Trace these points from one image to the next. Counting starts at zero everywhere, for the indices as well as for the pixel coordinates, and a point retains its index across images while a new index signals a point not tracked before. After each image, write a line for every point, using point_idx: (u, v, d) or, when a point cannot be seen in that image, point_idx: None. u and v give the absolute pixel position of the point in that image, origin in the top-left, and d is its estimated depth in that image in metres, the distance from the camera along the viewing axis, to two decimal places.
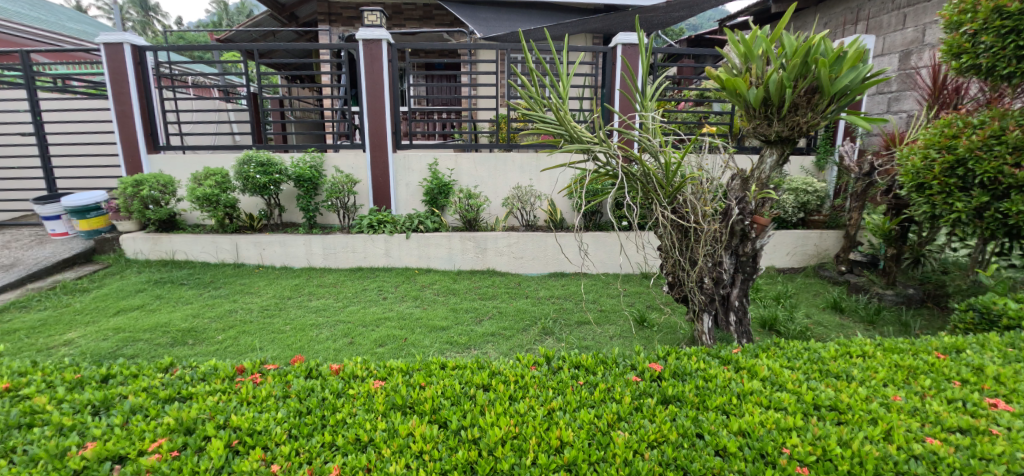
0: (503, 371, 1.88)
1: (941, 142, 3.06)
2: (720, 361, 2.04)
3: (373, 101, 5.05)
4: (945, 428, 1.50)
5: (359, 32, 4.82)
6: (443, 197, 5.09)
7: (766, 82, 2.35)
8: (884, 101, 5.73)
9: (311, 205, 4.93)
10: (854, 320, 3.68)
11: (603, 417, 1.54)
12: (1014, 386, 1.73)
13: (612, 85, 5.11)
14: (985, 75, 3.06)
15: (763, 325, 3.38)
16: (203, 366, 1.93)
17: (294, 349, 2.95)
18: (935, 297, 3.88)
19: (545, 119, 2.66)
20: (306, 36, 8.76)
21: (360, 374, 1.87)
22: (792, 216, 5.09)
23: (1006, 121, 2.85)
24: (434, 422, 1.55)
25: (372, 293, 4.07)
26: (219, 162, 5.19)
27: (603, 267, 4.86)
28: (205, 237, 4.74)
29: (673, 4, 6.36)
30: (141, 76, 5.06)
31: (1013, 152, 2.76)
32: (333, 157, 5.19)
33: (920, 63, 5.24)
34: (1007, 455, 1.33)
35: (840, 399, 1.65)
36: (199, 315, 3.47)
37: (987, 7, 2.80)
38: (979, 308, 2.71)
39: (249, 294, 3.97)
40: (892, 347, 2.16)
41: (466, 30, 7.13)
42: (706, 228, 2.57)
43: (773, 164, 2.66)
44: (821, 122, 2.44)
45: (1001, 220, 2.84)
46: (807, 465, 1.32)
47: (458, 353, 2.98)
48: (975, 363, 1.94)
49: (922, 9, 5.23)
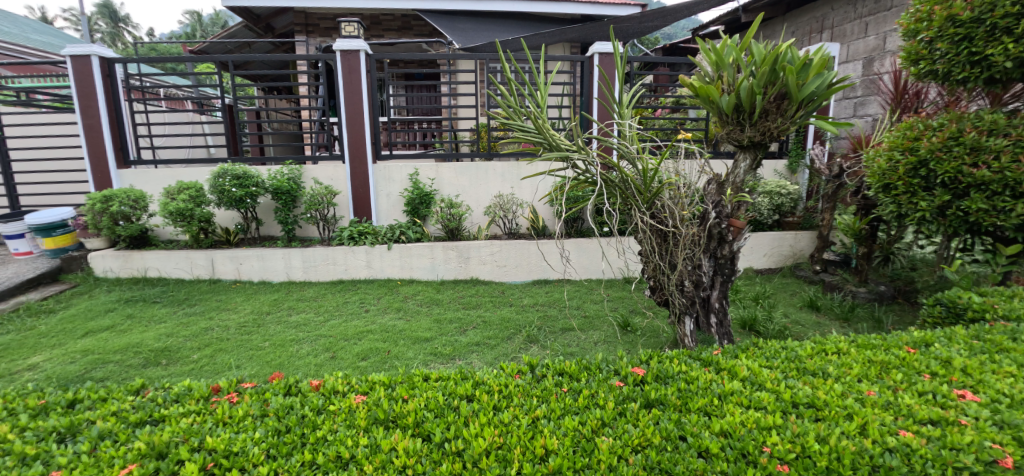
0: (487, 381, 1.87)
1: (904, 144, 3.19)
2: (701, 363, 2.07)
3: (352, 112, 5.01)
4: (917, 421, 1.54)
5: (336, 42, 4.80)
6: (425, 207, 5.05)
7: (737, 89, 2.41)
8: (851, 106, 5.96)
9: (290, 217, 4.85)
10: (830, 317, 3.78)
11: (587, 423, 1.54)
12: (980, 377, 1.80)
13: (591, 93, 5.23)
14: (942, 81, 3.19)
15: (743, 326, 3.45)
16: (177, 387, 1.86)
17: (273, 366, 2.89)
18: (906, 293, 4.02)
19: (524, 128, 2.68)
20: (284, 47, 8.69)
21: (342, 389, 1.83)
22: (768, 219, 5.21)
23: (963, 123, 2.98)
24: (417, 435, 1.52)
25: (355, 306, 4.02)
26: (194, 175, 5.07)
27: (586, 273, 4.92)
28: (179, 253, 4.61)
29: (648, 13, 6.46)
30: (111, 89, 4.94)
31: (971, 152, 2.88)
32: (312, 169, 5.13)
33: (882, 69, 5.47)
34: (976, 444, 1.38)
35: (817, 396, 1.68)
36: (174, 334, 3.36)
37: (941, 15, 2.95)
38: (946, 303, 2.82)
39: (225, 310, 3.87)
40: (866, 343, 2.22)
41: (444, 41, 7.20)
42: (684, 232, 2.64)
43: (747, 167, 2.71)
44: (791, 127, 2.52)
45: (963, 218, 2.96)
46: (787, 463, 1.35)
47: (443, 364, 2.96)
48: (944, 355, 2.00)
49: (882, 17, 5.46)
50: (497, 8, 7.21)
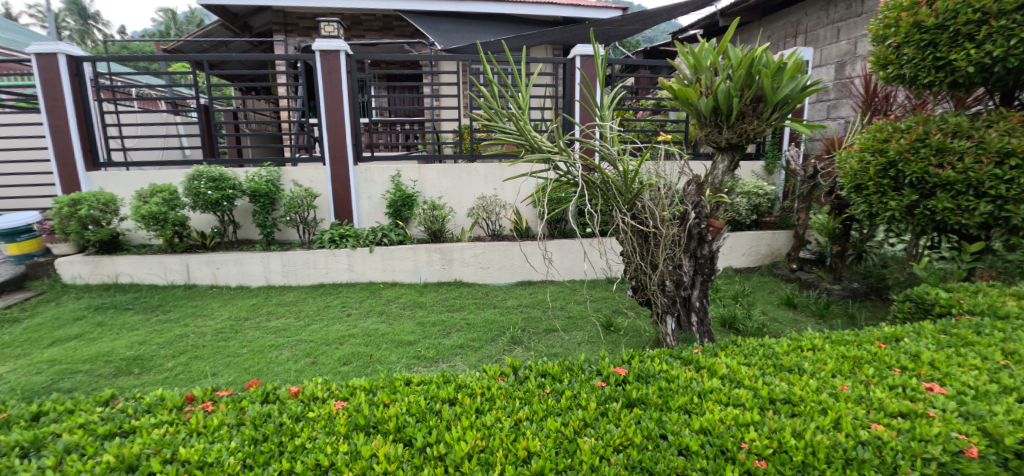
0: (469, 383, 1.87)
1: (874, 146, 3.29)
2: (681, 361, 2.10)
3: (332, 113, 4.95)
4: (888, 414, 1.59)
5: (316, 42, 4.73)
6: (407, 209, 5.01)
7: (714, 91, 2.46)
8: (824, 109, 6.13)
9: (268, 221, 4.76)
10: (806, 314, 3.88)
11: (569, 424, 1.54)
12: (947, 370, 1.86)
13: (573, 95, 5.27)
14: (909, 84, 3.30)
15: (723, 324, 3.52)
16: (149, 397, 1.81)
17: (251, 373, 2.83)
18: (878, 290, 4.15)
19: (506, 130, 2.68)
20: (261, 47, 8.53)
21: (321, 395, 1.80)
22: (746, 219, 5.32)
23: (929, 125, 3.09)
24: (399, 441, 1.50)
25: (336, 310, 3.96)
26: (167, 178, 4.94)
27: (569, 274, 4.95)
28: (152, 258, 4.49)
29: (628, 16, 6.54)
30: (79, 88, 4.78)
31: (937, 154, 2.99)
32: (291, 171, 5.03)
33: (854, 73, 5.63)
34: (942, 435, 1.43)
35: (793, 392, 1.72)
36: (147, 341, 3.27)
37: (907, 22, 3.06)
38: (915, 299, 2.91)
39: (201, 316, 3.78)
40: (839, 339, 2.28)
41: (425, 42, 7.16)
42: (664, 232, 2.68)
43: (725, 169, 2.77)
44: (767, 129, 2.57)
45: (930, 217, 3.06)
46: (764, 458, 1.38)
47: (427, 367, 2.94)
48: (913, 350, 2.07)
49: (853, 23, 5.63)
50: (479, 10, 7.21)
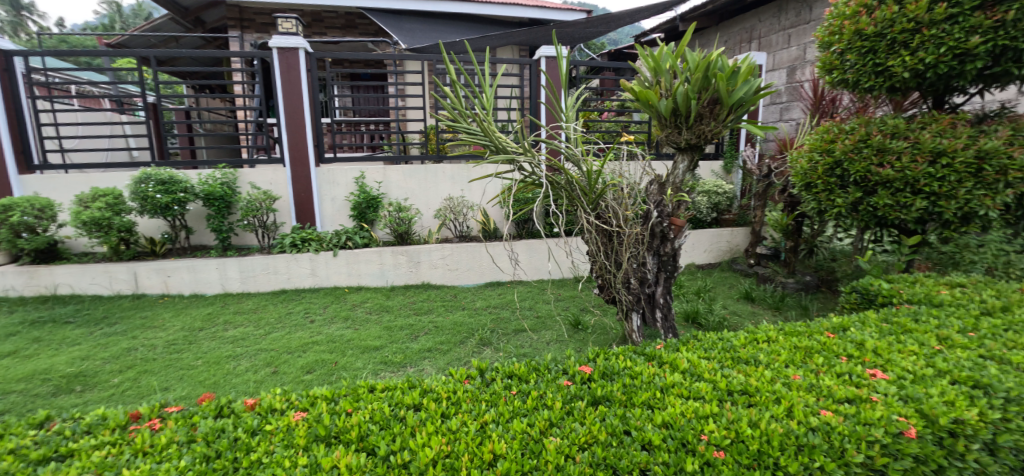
0: (435, 388, 1.85)
1: (822, 146, 3.48)
2: (645, 357, 2.14)
3: (292, 113, 4.80)
4: (836, 400, 1.68)
5: (273, 39, 4.56)
6: (372, 211, 4.91)
7: (674, 94, 2.53)
8: (777, 111, 6.41)
9: (224, 225, 4.56)
10: (763, 307, 4.04)
11: (535, 425, 1.55)
12: (888, 357, 1.98)
13: (538, 97, 5.30)
14: (852, 88, 3.49)
15: (686, 319, 3.63)
16: (89, 417, 1.70)
17: (206, 386, 2.71)
18: (828, 282, 4.38)
19: (470, 130, 2.67)
20: (215, 43, 8.18)
21: (279, 407, 1.74)
22: (707, 216, 5.49)
23: (870, 127, 3.28)
24: (361, 450, 1.47)
25: (299, 317, 3.83)
26: (111, 181, 4.67)
27: (537, 274, 4.99)
28: (95, 267, 4.22)
29: (591, 19, 6.64)
30: (10, 84, 4.46)
31: (878, 153, 3.17)
32: (248, 173, 4.84)
33: (804, 77, 5.92)
34: (885, 419, 1.52)
35: (750, 383, 1.79)
36: (90, 356, 3.07)
37: (850, 30, 3.24)
38: (860, 290, 3.08)
39: (151, 328, 3.57)
40: (792, 330, 2.39)
41: (389, 41, 7.05)
42: (628, 231, 2.74)
43: (685, 168, 2.85)
44: (723, 130, 2.66)
45: (873, 213, 3.25)
46: (723, 449, 1.42)
47: (394, 373, 2.89)
48: (858, 338, 2.19)
49: (803, 29, 5.91)
50: (444, 9, 7.16)
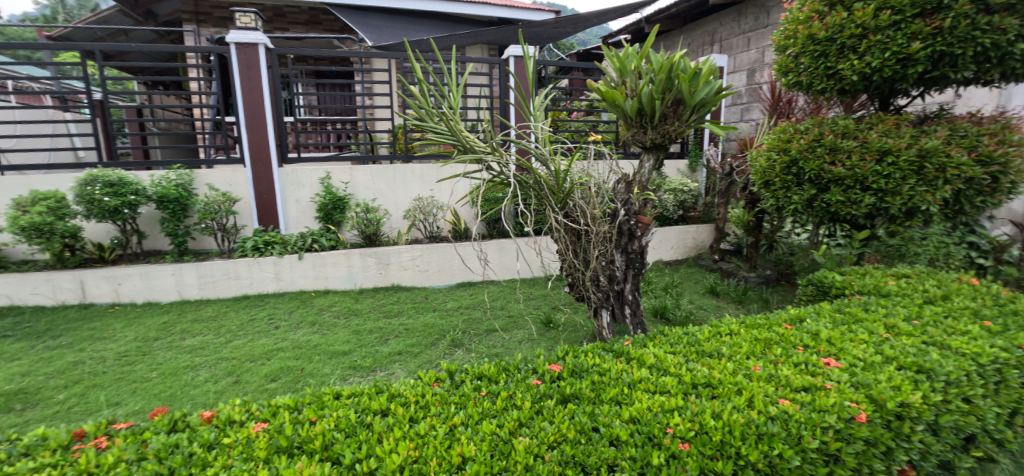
0: (403, 392, 1.82)
1: (779, 146, 3.62)
2: (614, 354, 2.17)
3: (252, 112, 4.63)
4: (793, 389, 1.75)
5: (230, 34, 4.39)
6: (339, 213, 4.79)
7: (639, 94, 2.57)
8: (738, 111, 6.62)
9: (180, 229, 4.36)
10: (727, 301, 4.17)
11: (504, 426, 1.55)
12: (841, 346, 2.08)
13: (507, 97, 5.30)
14: (806, 90, 3.65)
15: (655, 314, 3.71)
16: (28, 437, 1.59)
17: (162, 399, 2.58)
18: (787, 276, 4.57)
19: (437, 130, 2.64)
20: (168, 38, 7.81)
21: (239, 418, 1.68)
22: (673, 214, 5.63)
23: (823, 127, 3.43)
24: (326, 460, 1.43)
25: (262, 323, 3.70)
26: (53, 183, 4.39)
27: (508, 273, 5.00)
28: (37, 275, 3.96)
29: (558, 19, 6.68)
30: None
31: (830, 152, 3.33)
32: (206, 173, 4.64)
33: (762, 79, 6.14)
34: (838, 405, 1.60)
35: (713, 375, 1.84)
36: (32, 372, 2.88)
37: (803, 34, 3.38)
38: (815, 283, 3.22)
39: (101, 339, 3.38)
40: (753, 323, 2.47)
41: (354, 38, 6.90)
42: (596, 229, 2.77)
43: (651, 167, 2.91)
44: (687, 130, 2.73)
45: (826, 209, 3.41)
46: (687, 441, 1.46)
47: (362, 378, 2.84)
48: (814, 329, 2.29)
49: (761, 33, 6.13)
50: (411, 6, 7.06)
